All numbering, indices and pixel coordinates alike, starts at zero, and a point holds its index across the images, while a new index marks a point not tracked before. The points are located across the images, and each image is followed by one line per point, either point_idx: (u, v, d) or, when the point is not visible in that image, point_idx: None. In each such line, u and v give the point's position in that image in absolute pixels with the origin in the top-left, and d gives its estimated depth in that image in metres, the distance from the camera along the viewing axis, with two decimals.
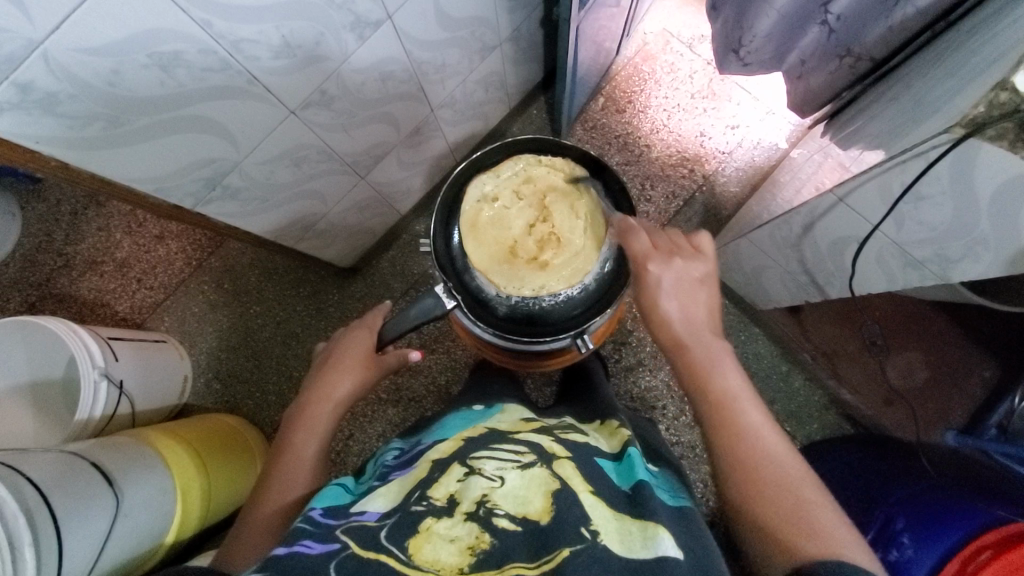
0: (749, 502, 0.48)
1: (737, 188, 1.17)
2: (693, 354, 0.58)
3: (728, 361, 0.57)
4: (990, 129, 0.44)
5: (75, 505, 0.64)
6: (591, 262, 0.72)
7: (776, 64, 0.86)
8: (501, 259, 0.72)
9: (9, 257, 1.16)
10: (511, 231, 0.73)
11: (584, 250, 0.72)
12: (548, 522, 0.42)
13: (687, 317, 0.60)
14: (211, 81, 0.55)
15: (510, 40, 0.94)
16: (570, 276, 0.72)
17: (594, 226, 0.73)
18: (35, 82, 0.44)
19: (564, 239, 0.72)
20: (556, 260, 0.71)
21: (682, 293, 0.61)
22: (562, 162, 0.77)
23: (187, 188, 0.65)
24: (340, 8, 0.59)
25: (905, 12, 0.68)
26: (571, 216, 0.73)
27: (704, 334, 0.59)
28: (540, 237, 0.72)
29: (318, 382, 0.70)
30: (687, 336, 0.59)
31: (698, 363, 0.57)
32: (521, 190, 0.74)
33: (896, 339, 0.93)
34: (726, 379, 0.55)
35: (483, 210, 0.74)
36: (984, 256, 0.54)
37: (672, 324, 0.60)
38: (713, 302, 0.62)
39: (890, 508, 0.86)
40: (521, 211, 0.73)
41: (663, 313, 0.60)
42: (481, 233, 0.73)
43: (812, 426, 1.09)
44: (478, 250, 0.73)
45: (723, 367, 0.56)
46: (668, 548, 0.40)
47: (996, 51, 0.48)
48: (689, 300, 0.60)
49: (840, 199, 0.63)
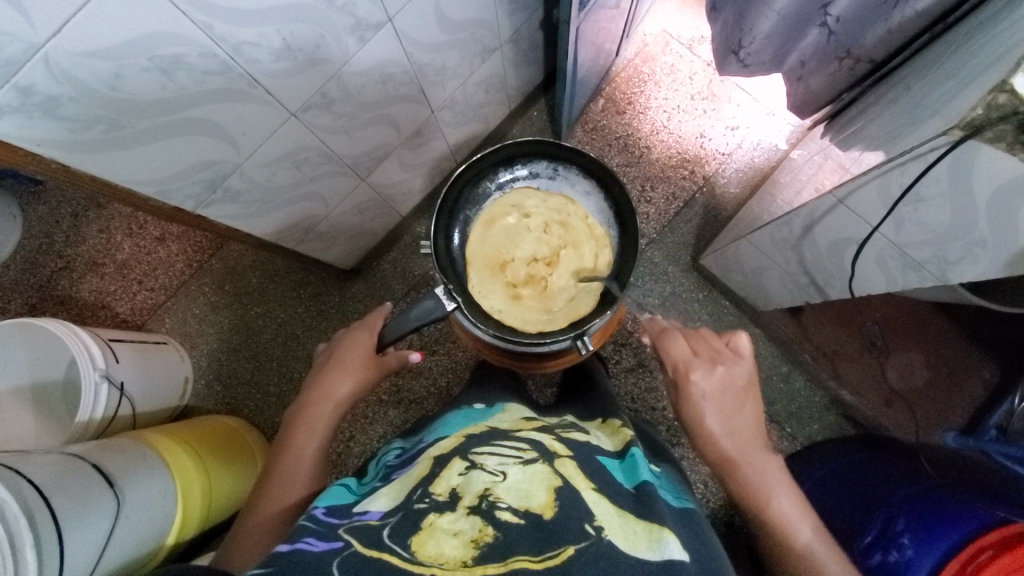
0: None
1: (737, 189, 1.17)
2: (746, 478, 0.62)
3: (779, 482, 0.62)
4: (988, 131, 0.44)
5: (76, 505, 0.65)
6: (550, 326, 0.75)
7: (776, 66, 0.86)
8: (486, 267, 0.77)
9: (10, 259, 1.16)
10: (524, 248, 0.77)
11: (553, 313, 0.76)
12: (551, 517, 0.42)
13: (733, 433, 0.64)
14: (211, 84, 0.55)
15: (510, 42, 0.94)
16: (525, 326, 0.75)
17: (573, 304, 0.76)
18: (37, 85, 0.44)
19: (547, 292, 0.76)
20: (525, 305, 0.76)
21: (725, 406, 0.65)
22: (597, 232, 0.78)
23: (188, 191, 0.65)
24: (341, 11, 0.59)
25: (905, 14, 0.68)
26: (569, 283, 0.76)
27: (753, 452, 0.63)
28: (533, 273, 0.76)
29: (318, 383, 0.70)
30: (738, 456, 0.63)
31: (755, 490, 0.61)
32: (546, 227, 0.78)
33: (896, 340, 0.93)
34: (781, 505, 0.61)
35: (507, 210, 0.78)
36: (983, 257, 0.54)
37: (719, 442, 0.63)
38: (753, 410, 0.66)
39: (889, 508, 0.86)
40: (537, 240, 0.77)
41: (709, 431, 0.64)
42: (492, 230, 0.77)
43: (813, 427, 1.09)
44: (481, 243, 0.77)
45: (777, 493, 0.61)
46: (673, 551, 0.41)
47: (995, 52, 0.48)
48: (734, 414, 0.65)
49: (839, 201, 0.63)
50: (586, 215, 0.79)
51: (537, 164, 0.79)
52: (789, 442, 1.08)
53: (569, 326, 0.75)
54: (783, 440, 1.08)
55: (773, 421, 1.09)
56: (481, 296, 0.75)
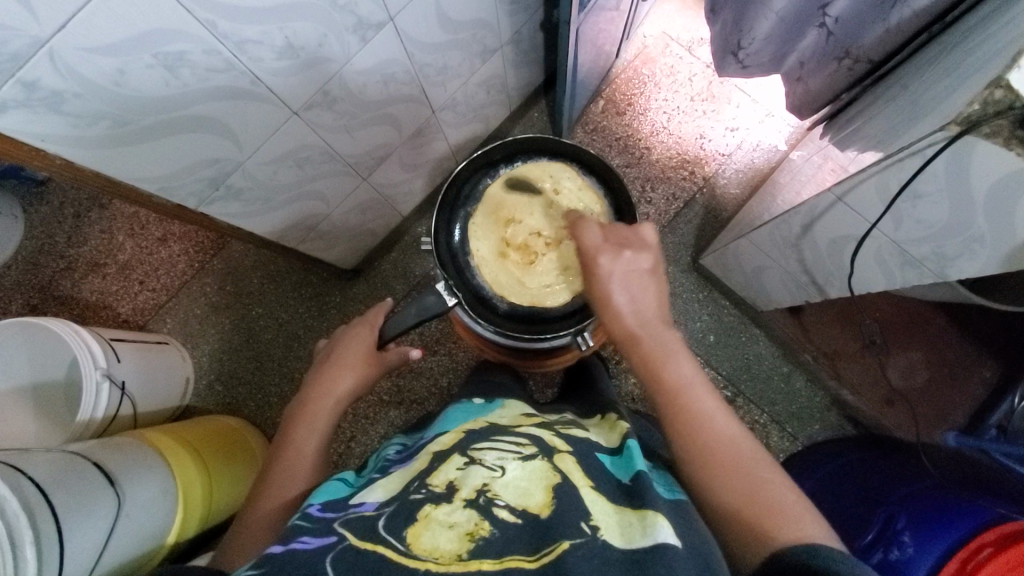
0: (706, 482, 0.49)
1: (737, 190, 1.17)
2: (644, 347, 0.58)
3: (680, 351, 0.57)
4: (985, 126, 0.45)
5: (76, 503, 0.65)
6: (508, 293, 0.75)
7: (775, 66, 0.87)
8: (494, 216, 0.76)
9: (13, 260, 1.17)
10: (545, 217, 0.76)
11: (518, 287, 0.75)
12: (548, 515, 0.42)
13: (637, 307, 0.61)
14: (215, 82, 0.56)
15: (510, 43, 0.95)
16: (493, 290, 0.75)
17: (540, 291, 0.75)
18: (42, 80, 0.44)
19: (532, 269, 0.75)
20: (506, 267, 0.75)
21: (631, 284, 0.62)
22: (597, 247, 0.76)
23: (190, 188, 0.65)
24: (343, 10, 0.59)
25: (902, 15, 0.69)
26: (553, 279, 0.75)
27: (655, 324, 0.60)
28: (529, 245, 0.75)
29: (318, 379, 0.70)
30: (637, 323, 0.60)
31: (651, 355, 0.57)
32: (564, 214, 0.76)
33: (895, 336, 0.95)
34: (679, 367, 0.56)
35: (542, 177, 0.77)
36: (981, 253, 0.54)
37: (623, 316, 0.61)
38: (661, 295, 0.63)
39: (890, 508, 0.86)
40: (551, 219, 0.76)
41: (613, 305, 0.62)
42: (518, 186, 0.77)
43: (813, 427, 1.08)
44: (501, 191, 0.77)
45: (676, 355, 0.57)
46: (666, 535, 0.40)
47: (991, 49, 0.49)
48: (630, 295, 0.62)
49: (838, 199, 0.63)
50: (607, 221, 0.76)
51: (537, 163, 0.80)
52: (791, 443, 1.07)
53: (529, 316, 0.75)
54: (784, 440, 1.08)
55: (774, 422, 1.09)
56: (474, 239, 0.76)
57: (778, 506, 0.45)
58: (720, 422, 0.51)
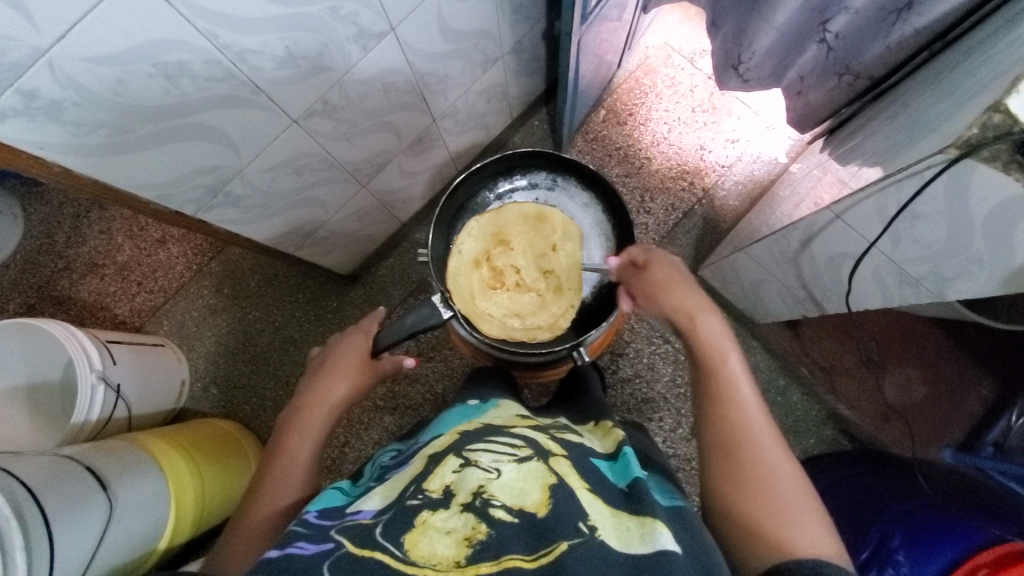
0: (738, 501, 0.49)
1: (736, 202, 1.18)
2: (704, 345, 0.60)
3: (737, 363, 0.58)
4: (984, 150, 0.45)
5: (66, 506, 0.64)
6: (459, 294, 0.74)
7: (775, 81, 0.89)
8: (491, 229, 0.77)
9: (10, 260, 1.16)
10: (534, 263, 0.77)
11: (470, 297, 0.75)
12: (545, 514, 0.41)
13: (691, 301, 0.64)
14: (215, 91, 0.56)
15: (512, 52, 0.95)
16: (448, 285, 0.75)
17: (480, 313, 0.74)
18: (40, 90, 0.44)
19: (490, 293, 0.75)
20: (472, 274, 0.76)
21: (683, 280, 0.66)
22: (550, 318, 0.76)
23: (188, 196, 0.65)
24: (345, 20, 0.59)
25: (903, 32, 0.68)
26: (497, 315, 0.75)
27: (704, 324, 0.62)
28: (504, 277, 0.76)
29: (313, 387, 0.70)
30: (697, 310, 0.63)
31: (710, 361, 0.59)
32: (546, 273, 0.76)
33: (892, 355, 0.90)
34: (736, 377, 0.57)
35: (556, 229, 0.77)
36: (979, 275, 0.54)
37: (678, 311, 0.64)
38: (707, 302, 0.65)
39: (884, 525, 0.85)
40: (537, 268, 0.76)
41: (667, 298, 0.64)
42: (531, 223, 0.78)
43: (810, 441, 1.09)
44: (512, 215, 0.78)
45: (727, 361, 0.58)
46: (666, 542, 0.40)
47: (992, 71, 0.49)
48: (689, 291, 0.64)
49: (836, 216, 0.63)
50: (575, 307, 0.76)
51: (537, 175, 0.82)
52: None
53: (465, 320, 0.73)
54: None
55: None
56: (466, 236, 0.78)
57: (796, 527, 0.46)
58: (760, 436, 0.53)
